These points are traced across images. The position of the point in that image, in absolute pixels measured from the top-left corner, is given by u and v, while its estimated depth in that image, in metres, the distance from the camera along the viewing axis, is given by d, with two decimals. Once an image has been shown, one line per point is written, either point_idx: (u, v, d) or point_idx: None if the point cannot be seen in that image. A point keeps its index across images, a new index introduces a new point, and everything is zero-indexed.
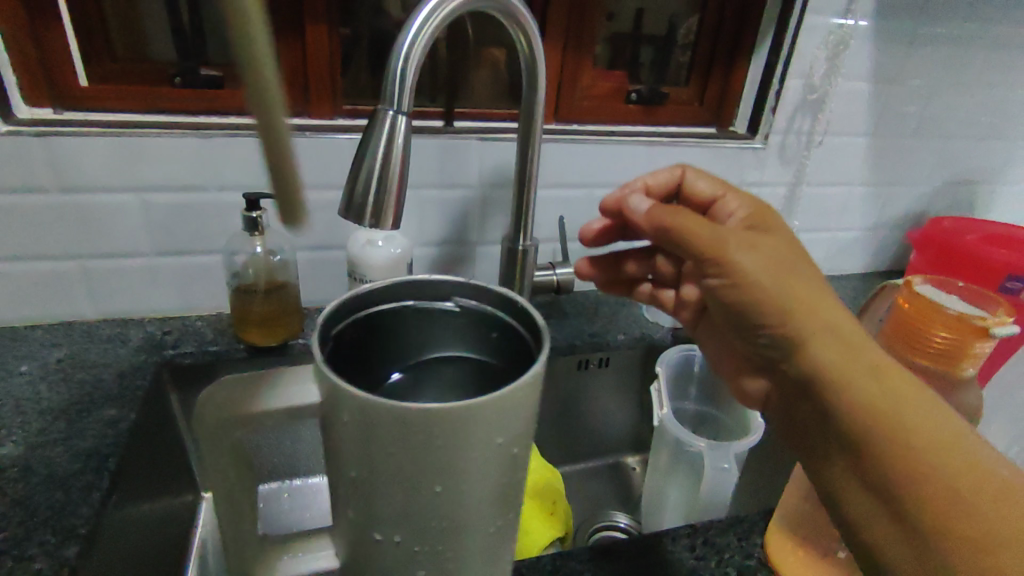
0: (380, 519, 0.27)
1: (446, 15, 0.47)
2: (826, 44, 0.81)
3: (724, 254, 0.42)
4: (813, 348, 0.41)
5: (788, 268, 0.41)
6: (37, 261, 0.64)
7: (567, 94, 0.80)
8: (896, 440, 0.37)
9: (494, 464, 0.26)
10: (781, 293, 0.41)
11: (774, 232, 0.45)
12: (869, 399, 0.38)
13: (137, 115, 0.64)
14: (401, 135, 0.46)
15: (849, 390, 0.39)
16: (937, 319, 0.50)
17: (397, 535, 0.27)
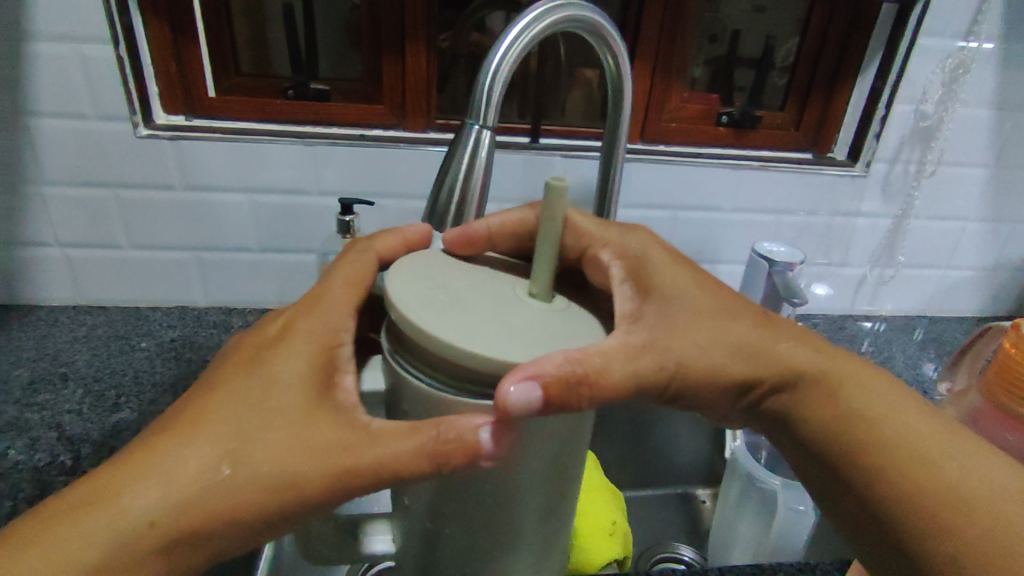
0: (431, 509, 0.31)
1: (534, 36, 0.48)
2: (943, 68, 0.76)
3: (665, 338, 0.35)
4: (797, 398, 0.38)
5: (735, 321, 0.37)
6: (160, 251, 0.72)
7: (655, 114, 0.79)
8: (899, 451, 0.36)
9: (540, 475, 0.30)
10: (731, 359, 0.37)
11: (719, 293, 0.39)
12: (859, 432, 0.37)
13: (254, 123, 0.71)
14: (485, 148, 0.48)
15: (845, 430, 0.37)
16: None
17: (444, 527, 0.31)
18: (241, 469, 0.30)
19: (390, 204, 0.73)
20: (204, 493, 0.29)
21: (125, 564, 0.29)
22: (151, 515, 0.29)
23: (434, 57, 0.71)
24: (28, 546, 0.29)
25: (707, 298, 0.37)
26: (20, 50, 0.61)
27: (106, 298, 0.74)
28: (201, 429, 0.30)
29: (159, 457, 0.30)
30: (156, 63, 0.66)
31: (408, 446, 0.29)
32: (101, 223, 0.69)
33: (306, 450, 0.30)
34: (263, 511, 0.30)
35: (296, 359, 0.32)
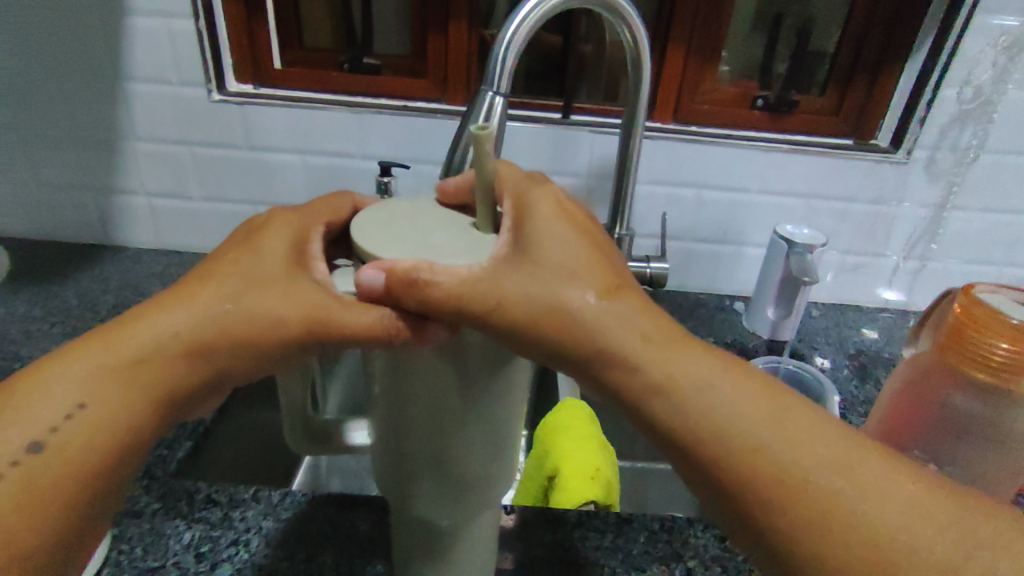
0: (394, 399, 0.33)
1: (548, 11, 0.53)
2: (997, 48, 0.73)
3: (488, 287, 0.31)
4: (633, 382, 0.34)
5: (580, 284, 0.34)
6: (226, 203, 0.81)
7: (688, 95, 0.81)
8: (781, 476, 0.33)
9: (495, 372, 0.32)
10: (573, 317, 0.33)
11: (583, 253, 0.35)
12: (735, 454, 0.33)
13: (312, 93, 0.79)
14: (497, 115, 0.52)
15: (704, 438, 0.33)
16: (996, 328, 0.46)
17: (409, 416, 0.33)
18: (238, 308, 0.34)
19: (427, 169, 0.79)
20: (210, 323, 0.34)
21: (151, 367, 0.34)
22: (174, 331, 0.34)
23: (475, 35, 0.77)
24: (83, 348, 0.35)
25: (561, 258, 0.34)
26: (119, 22, 0.71)
27: (181, 244, 0.85)
28: (209, 278, 0.35)
29: (181, 293, 0.35)
30: (230, 38, 0.75)
31: (366, 318, 0.32)
32: (178, 176, 0.80)
33: (287, 302, 0.34)
34: (255, 343, 0.34)
35: (286, 237, 0.36)
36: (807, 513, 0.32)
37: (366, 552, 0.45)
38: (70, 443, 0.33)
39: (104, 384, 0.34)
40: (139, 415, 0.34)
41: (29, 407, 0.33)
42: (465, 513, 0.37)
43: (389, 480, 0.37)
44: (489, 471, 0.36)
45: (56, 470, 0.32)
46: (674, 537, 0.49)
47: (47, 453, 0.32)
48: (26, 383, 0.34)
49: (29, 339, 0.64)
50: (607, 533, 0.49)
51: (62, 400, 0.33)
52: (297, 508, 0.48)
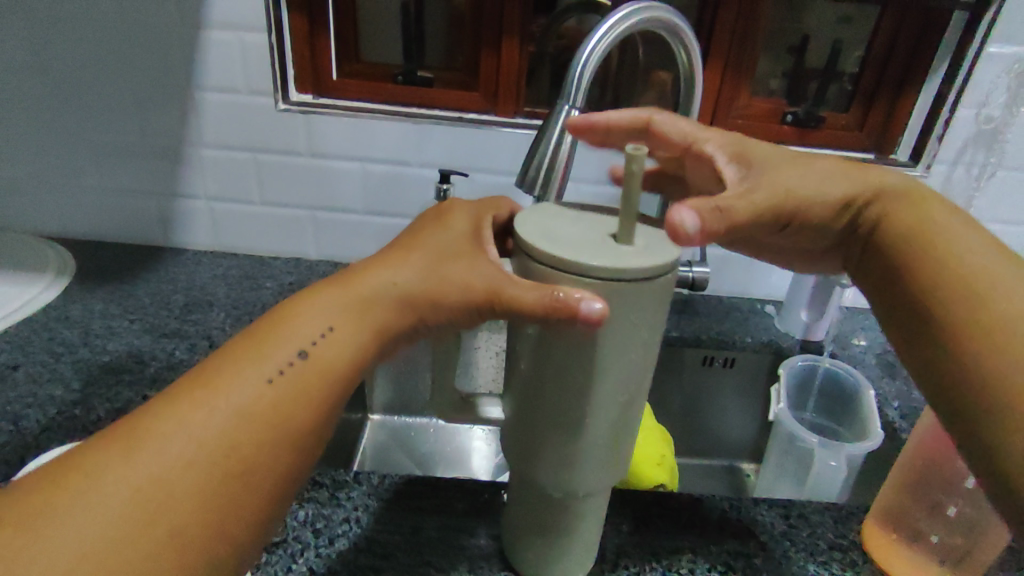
0: (537, 366, 0.39)
1: (625, 30, 0.56)
2: (1009, 74, 0.79)
3: (777, 188, 0.45)
4: (878, 211, 0.45)
5: (818, 164, 0.47)
6: (283, 207, 0.85)
7: (723, 111, 0.86)
8: (969, 296, 0.39)
9: (628, 348, 0.37)
10: (829, 188, 0.46)
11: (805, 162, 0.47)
12: (931, 260, 0.42)
13: (368, 103, 0.83)
14: (572, 126, 0.55)
15: (914, 245, 0.43)
16: None
17: (546, 385, 0.39)
18: (438, 272, 0.39)
19: (482, 178, 0.83)
20: (421, 278, 0.38)
21: (377, 306, 0.38)
22: (396, 280, 0.38)
23: (524, 52, 0.81)
24: (325, 289, 0.39)
25: (791, 158, 0.47)
26: (193, 35, 0.75)
27: (237, 246, 0.88)
28: (416, 245, 0.41)
29: (398, 252, 0.40)
30: (295, 51, 0.79)
31: (530, 296, 0.35)
32: (239, 181, 0.83)
33: (481, 269, 0.38)
34: (450, 303, 0.38)
35: (468, 219, 0.42)
36: (951, 299, 0.40)
37: (465, 527, 0.49)
38: (322, 360, 0.36)
39: (346, 314, 0.37)
40: (364, 344, 0.37)
41: (290, 326, 0.37)
42: (573, 489, 0.42)
43: (514, 447, 0.43)
44: (611, 436, 0.40)
45: (276, 405, 0.34)
46: (742, 515, 0.53)
47: (306, 365, 0.36)
48: (280, 316, 0.38)
49: (112, 334, 0.69)
50: (683, 510, 0.53)
51: (313, 324, 0.37)
52: (396, 489, 0.51)
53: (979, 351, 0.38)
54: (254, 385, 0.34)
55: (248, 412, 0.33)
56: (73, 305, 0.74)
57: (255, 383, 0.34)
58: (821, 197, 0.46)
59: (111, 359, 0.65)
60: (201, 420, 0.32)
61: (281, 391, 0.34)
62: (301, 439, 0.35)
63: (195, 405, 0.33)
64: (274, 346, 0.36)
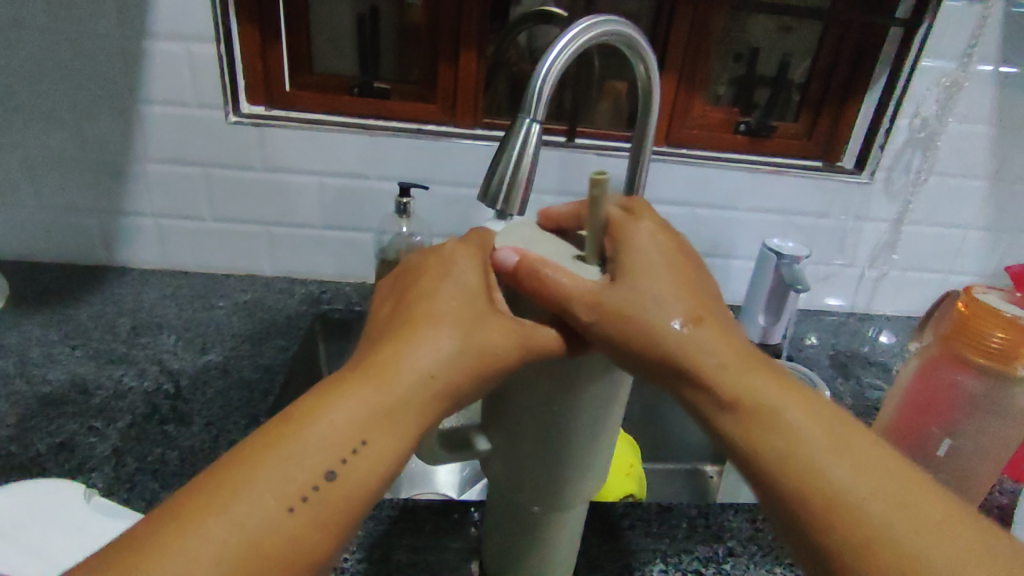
0: (514, 395, 0.39)
1: (583, 43, 0.56)
2: (941, 86, 0.83)
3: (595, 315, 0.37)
4: (718, 391, 0.37)
5: (671, 301, 0.39)
6: (236, 223, 0.82)
7: (678, 121, 0.88)
8: (851, 524, 0.32)
9: (604, 366, 0.38)
10: (664, 337, 0.38)
11: (647, 291, 0.38)
12: (792, 474, 0.34)
13: (323, 115, 0.81)
14: (534, 140, 0.55)
15: (768, 464, 0.35)
16: (993, 320, 0.53)
17: (525, 412, 0.39)
18: (467, 355, 0.37)
19: (443, 190, 0.83)
20: (454, 364, 0.37)
21: (405, 405, 0.35)
22: (427, 371, 0.36)
23: (481, 64, 0.81)
24: (349, 383, 0.35)
25: (650, 283, 0.38)
26: (136, 45, 0.72)
27: (188, 264, 0.84)
28: (435, 320, 0.38)
29: (417, 327, 0.38)
30: (245, 61, 0.76)
31: (548, 333, 0.37)
32: (189, 197, 0.80)
33: (509, 344, 0.37)
34: (479, 383, 0.37)
35: (478, 270, 0.40)
36: (846, 549, 0.32)
37: (438, 550, 0.48)
38: (350, 472, 0.33)
39: (374, 418, 0.34)
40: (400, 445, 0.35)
41: (310, 434, 0.33)
42: (558, 503, 0.42)
43: (495, 468, 0.42)
44: (593, 455, 0.41)
45: (310, 531, 0.32)
46: (711, 522, 0.54)
47: (336, 483, 0.33)
48: (302, 416, 0.34)
49: (52, 362, 0.65)
50: (652, 521, 0.53)
51: (336, 432, 0.34)
52: (364, 514, 0.50)
53: None
54: (276, 513, 0.31)
55: (274, 544, 0.30)
56: (8, 331, 0.70)
57: (278, 512, 0.31)
58: (660, 344, 0.38)
59: (53, 389, 0.61)
60: (221, 559, 0.29)
61: (312, 514, 0.32)
62: (331, 559, 0.33)
63: (212, 539, 0.30)
64: (296, 460, 0.33)
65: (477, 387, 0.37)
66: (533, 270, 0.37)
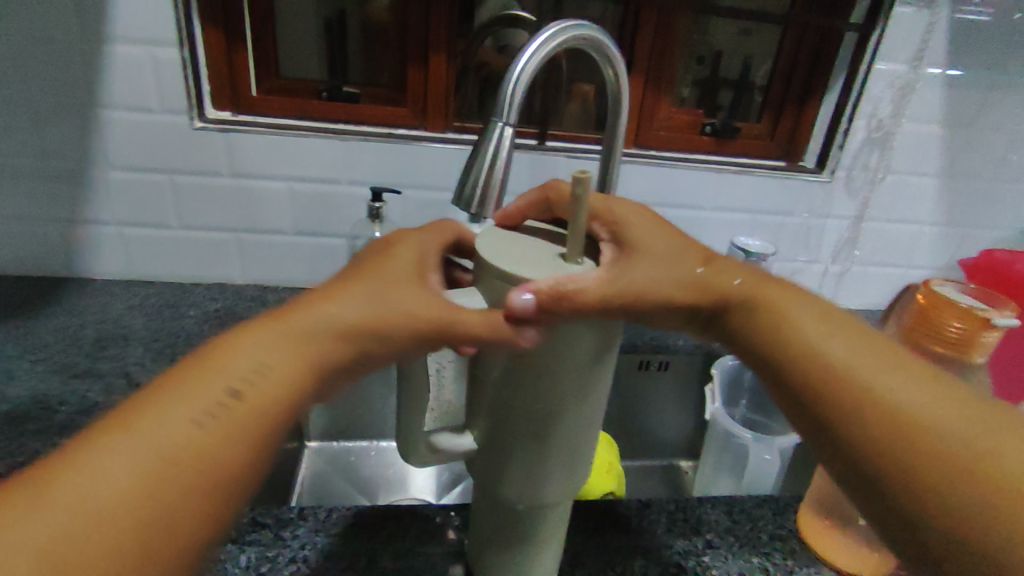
0: (496, 392, 0.39)
1: (553, 46, 0.57)
2: (895, 87, 0.87)
3: (627, 276, 0.38)
4: (734, 316, 0.40)
5: (681, 255, 0.41)
6: (203, 231, 0.80)
7: (645, 123, 0.90)
8: (866, 397, 0.35)
9: (584, 365, 0.38)
10: (681, 283, 0.40)
11: (662, 246, 0.40)
12: (806, 362, 0.37)
13: (291, 119, 0.80)
14: (506, 143, 0.55)
15: (787, 359, 0.38)
16: (950, 310, 0.55)
17: (508, 408, 0.39)
18: (384, 303, 0.37)
19: (415, 194, 0.82)
20: (371, 310, 0.37)
21: (317, 339, 0.35)
22: (341, 315, 0.36)
23: (451, 67, 0.81)
24: (264, 323, 0.36)
25: (661, 242, 0.41)
26: (95, 49, 0.70)
27: (154, 273, 0.82)
28: (361, 279, 0.39)
29: (343, 285, 0.38)
30: (209, 65, 0.75)
31: (478, 322, 0.36)
32: (154, 205, 0.78)
33: (426, 300, 0.37)
34: (396, 333, 0.37)
35: (414, 249, 0.42)
36: (859, 419, 0.35)
37: (421, 555, 0.48)
38: (256, 395, 0.33)
39: (284, 350, 0.34)
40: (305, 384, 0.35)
41: (225, 362, 0.33)
42: (540, 501, 0.42)
43: (481, 468, 0.43)
44: (575, 450, 0.41)
45: (202, 448, 0.30)
46: (689, 515, 0.55)
47: (237, 405, 0.32)
48: (216, 347, 0.34)
49: (12, 378, 0.62)
50: (633, 516, 0.54)
51: (249, 359, 0.34)
52: (346, 521, 0.49)
53: (928, 478, 0.33)
54: (175, 425, 0.30)
55: (170, 451, 0.30)
56: None
57: (183, 417, 0.31)
58: (677, 296, 0.40)
59: (13, 406, 0.58)
60: (114, 465, 0.28)
61: (211, 432, 0.31)
62: (230, 485, 0.31)
63: (109, 449, 0.29)
64: (205, 376, 0.33)
65: (393, 340, 0.37)
66: (558, 297, 0.35)
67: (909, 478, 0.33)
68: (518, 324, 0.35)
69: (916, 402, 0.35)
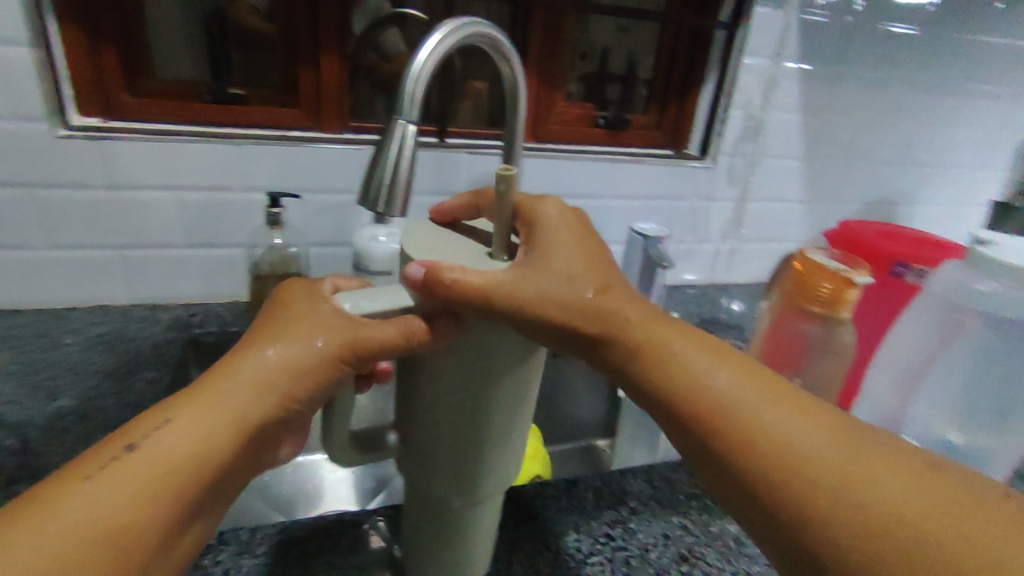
0: (431, 388, 0.39)
1: (449, 42, 0.57)
2: (762, 80, 0.95)
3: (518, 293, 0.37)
4: (626, 350, 0.41)
5: (579, 280, 0.41)
6: (76, 249, 0.73)
7: (541, 118, 0.93)
8: (743, 427, 0.36)
9: (516, 356, 0.38)
10: (571, 311, 0.40)
11: (558, 270, 0.41)
12: (690, 399, 0.38)
13: (174, 125, 0.74)
14: (410, 141, 0.56)
15: (672, 394, 0.39)
16: (821, 274, 0.61)
17: (445, 401, 0.39)
18: (291, 344, 0.38)
19: (316, 198, 0.80)
20: (279, 356, 0.38)
21: (229, 398, 0.36)
22: (251, 368, 0.37)
23: (344, 66, 0.79)
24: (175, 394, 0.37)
25: (563, 263, 0.41)
26: None
27: (18, 300, 0.74)
28: (264, 330, 0.40)
29: (250, 340, 0.40)
30: (71, 67, 0.68)
31: (388, 331, 0.37)
32: (12, 224, 0.70)
33: (332, 329, 0.38)
34: (306, 369, 0.38)
35: (314, 291, 0.43)
36: (741, 451, 0.35)
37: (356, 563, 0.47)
38: (167, 458, 0.33)
39: (192, 411, 0.35)
40: (219, 438, 0.35)
41: (134, 431, 0.34)
42: (475, 494, 0.42)
43: (414, 463, 0.42)
44: (507, 440, 0.42)
45: (111, 516, 0.31)
46: (613, 487, 0.58)
47: (142, 468, 0.33)
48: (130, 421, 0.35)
49: None
50: (561, 495, 0.56)
51: (159, 423, 0.35)
52: (271, 540, 0.47)
53: (807, 508, 0.32)
54: (81, 496, 0.31)
55: (87, 521, 0.30)
56: None
57: (93, 490, 0.31)
58: (570, 321, 0.40)
59: None
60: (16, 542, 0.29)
61: (116, 500, 0.31)
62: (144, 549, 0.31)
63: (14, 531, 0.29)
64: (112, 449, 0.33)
65: (306, 374, 0.38)
66: (441, 276, 0.36)
67: (796, 513, 0.33)
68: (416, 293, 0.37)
69: (798, 435, 0.35)
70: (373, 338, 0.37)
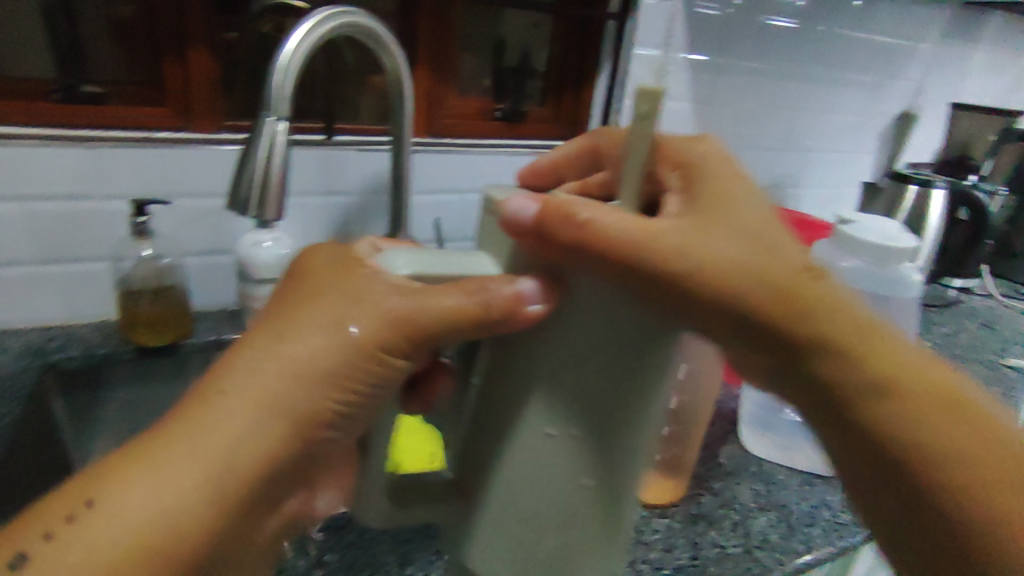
0: (549, 408, 0.32)
1: (319, 32, 0.54)
2: (652, 70, 0.97)
3: (697, 258, 0.32)
4: (794, 316, 0.33)
5: (768, 229, 0.34)
6: None
7: (433, 111, 0.89)
8: (905, 394, 0.35)
9: (659, 364, 0.33)
10: (754, 265, 0.32)
11: (739, 220, 0.33)
12: (859, 363, 0.34)
13: (15, 127, 0.64)
14: (281, 138, 0.52)
15: (844, 358, 0.34)
16: None
17: (552, 428, 0.32)
18: (328, 336, 0.34)
19: (188, 205, 0.73)
20: (309, 358, 0.33)
21: (223, 429, 0.32)
22: (274, 372, 0.33)
23: (213, 60, 0.73)
24: (175, 418, 0.33)
25: (749, 213, 0.34)
26: None
27: None
28: (290, 315, 0.34)
29: (268, 334, 0.34)
30: None
31: (453, 300, 0.32)
32: None
33: (379, 310, 0.33)
34: (329, 369, 0.33)
35: (345, 256, 0.37)
36: (896, 418, 0.35)
37: None
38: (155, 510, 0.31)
39: (182, 449, 0.32)
40: (220, 473, 0.32)
41: (124, 474, 0.32)
42: (564, 560, 0.35)
43: (482, 506, 0.35)
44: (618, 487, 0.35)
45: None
46: None
47: (118, 528, 0.30)
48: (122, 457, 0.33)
49: None
50: None
51: (148, 466, 0.32)
52: None
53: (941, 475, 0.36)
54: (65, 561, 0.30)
55: None
56: None
57: (76, 552, 0.30)
58: (737, 284, 0.32)
59: None
60: None
61: (100, 563, 0.30)
62: None
63: None
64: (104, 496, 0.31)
65: (345, 361, 0.34)
66: (565, 215, 0.31)
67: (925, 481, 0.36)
68: (521, 236, 0.32)
69: (941, 411, 0.36)
70: (429, 323, 0.33)
